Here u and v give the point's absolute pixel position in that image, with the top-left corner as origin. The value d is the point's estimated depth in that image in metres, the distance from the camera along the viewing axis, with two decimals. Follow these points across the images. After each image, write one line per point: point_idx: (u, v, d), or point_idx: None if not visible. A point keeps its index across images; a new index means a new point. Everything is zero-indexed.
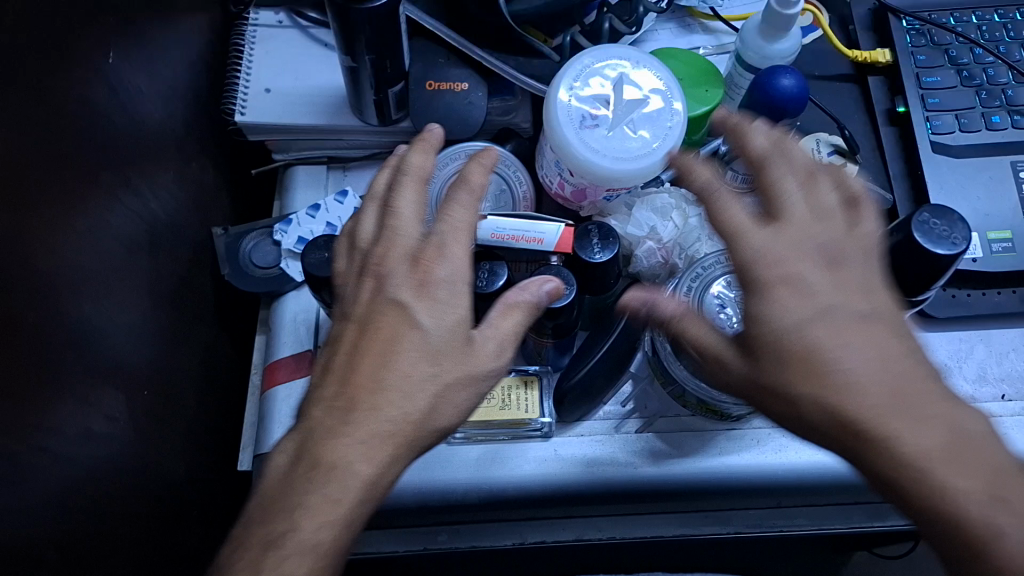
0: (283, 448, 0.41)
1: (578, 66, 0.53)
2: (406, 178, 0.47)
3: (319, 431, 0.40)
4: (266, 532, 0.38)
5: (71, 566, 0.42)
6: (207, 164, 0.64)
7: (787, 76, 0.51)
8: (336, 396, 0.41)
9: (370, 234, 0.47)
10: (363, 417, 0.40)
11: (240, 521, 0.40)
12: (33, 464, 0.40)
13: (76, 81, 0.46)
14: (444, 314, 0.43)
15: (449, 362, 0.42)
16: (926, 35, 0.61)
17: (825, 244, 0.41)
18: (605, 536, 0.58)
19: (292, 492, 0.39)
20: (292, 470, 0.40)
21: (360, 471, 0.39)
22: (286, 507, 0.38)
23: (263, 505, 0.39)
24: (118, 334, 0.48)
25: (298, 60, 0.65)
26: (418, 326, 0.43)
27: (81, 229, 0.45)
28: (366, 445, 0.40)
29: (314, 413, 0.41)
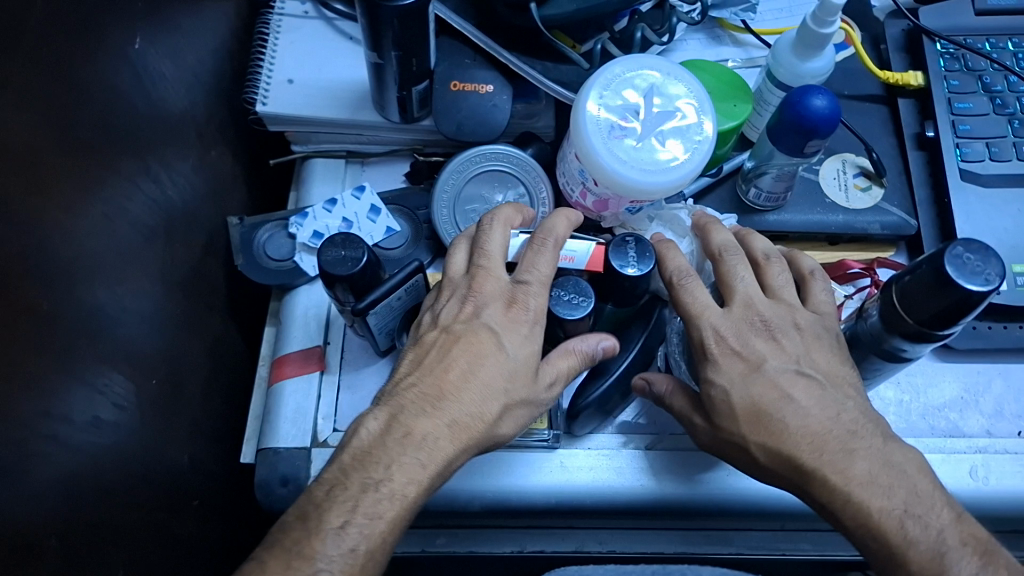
0: (375, 414, 0.46)
1: (608, 75, 0.52)
2: (495, 223, 0.52)
3: (412, 407, 0.46)
4: (364, 476, 0.43)
5: (72, 554, 0.42)
6: (226, 153, 0.63)
7: (820, 96, 0.49)
8: (426, 385, 0.47)
9: (461, 267, 0.52)
10: (451, 406, 0.46)
11: (332, 464, 0.45)
12: (41, 451, 0.40)
13: (102, 65, 0.46)
14: (522, 343, 0.48)
15: (524, 379, 0.48)
16: (960, 60, 0.60)
17: (773, 320, 0.48)
18: (604, 549, 0.56)
19: (386, 450, 0.44)
20: (386, 434, 0.45)
21: (444, 447, 0.45)
22: (382, 460, 0.44)
23: (357, 456, 0.44)
24: (129, 321, 0.48)
25: (322, 52, 0.64)
26: (500, 342, 0.48)
27: (98, 216, 0.45)
28: (450, 427, 0.45)
29: (404, 393, 0.47)
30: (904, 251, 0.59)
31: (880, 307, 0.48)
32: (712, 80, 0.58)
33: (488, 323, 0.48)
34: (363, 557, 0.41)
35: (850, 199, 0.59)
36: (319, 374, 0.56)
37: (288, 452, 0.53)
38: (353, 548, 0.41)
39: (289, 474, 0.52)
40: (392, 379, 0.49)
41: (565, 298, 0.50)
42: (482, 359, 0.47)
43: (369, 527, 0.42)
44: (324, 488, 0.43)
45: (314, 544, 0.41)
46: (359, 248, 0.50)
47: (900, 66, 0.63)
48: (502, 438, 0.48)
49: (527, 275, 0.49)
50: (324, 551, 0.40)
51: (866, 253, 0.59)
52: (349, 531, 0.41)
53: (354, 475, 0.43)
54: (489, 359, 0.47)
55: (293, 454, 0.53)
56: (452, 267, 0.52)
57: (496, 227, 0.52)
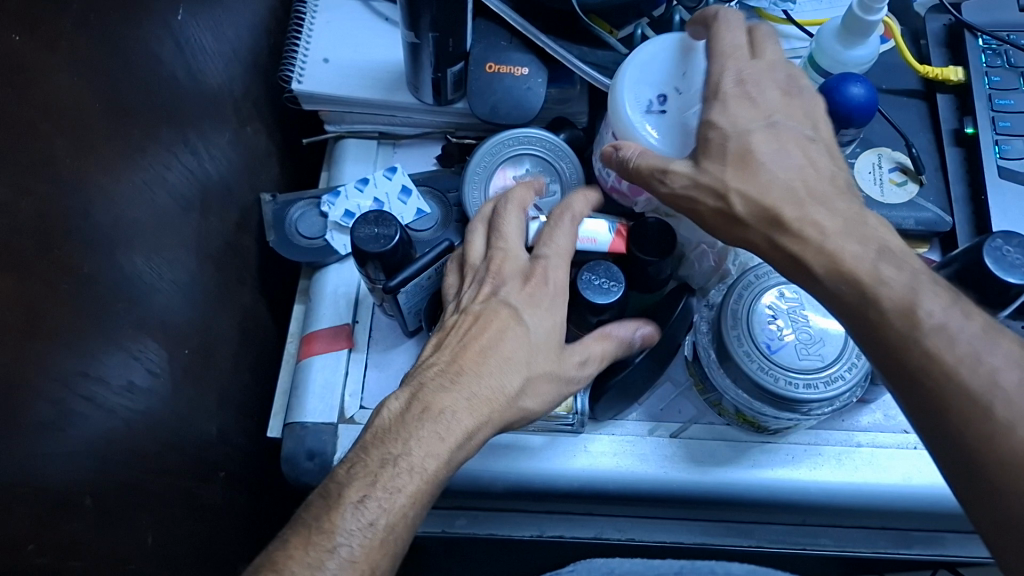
0: (397, 395, 0.46)
1: (685, 68, 0.51)
2: (508, 205, 0.52)
3: (431, 384, 0.46)
4: (383, 453, 0.43)
5: (103, 513, 0.43)
6: (261, 129, 0.64)
7: (857, 84, 0.50)
8: (447, 365, 0.47)
9: (480, 253, 0.52)
10: (469, 380, 0.46)
11: (353, 446, 0.45)
12: (80, 410, 0.40)
13: (147, 35, 0.46)
14: (543, 317, 0.49)
15: (550, 356, 0.48)
16: (1003, 56, 0.60)
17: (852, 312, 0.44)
18: (623, 537, 0.57)
19: (405, 426, 0.44)
20: (404, 411, 0.45)
21: (464, 422, 0.45)
22: (400, 436, 0.44)
23: (377, 434, 0.44)
24: (164, 289, 0.49)
25: (359, 32, 0.64)
26: (520, 319, 0.49)
27: (137, 184, 0.45)
28: (471, 402, 0.45)
29: (425, 371, 0.47)
30: (938, 248, 0.58)
31: None
32: None
33: (508, 300, 0.49)
34: (383, 531, 0.41)
35: (885, 193, 0.58)
36: (347, 352, 0.56)
37: (315, 427, 0.53)
38: (372, 522, 0.41)
39: (314, 449, 0.52)
40: (418, 361, 0.49)
41: (596, 283, 0.49)
42: (503, 338, 0.48)
43: (388, 501, 0.42)
44: (345, 466, 0.43)
45: (333, 519, 0.41)
46: (392, 226, 0.51)
47: (940, 60, 0.63)
48: (529, 412, 0.48)
49: (544, 250, 0.50)
50: (344, 526, 0.41)
51: None
52: (368, 506, 0.41)
53: (373, 452, 0.43)
54: (509, 336, 0.48)
55: (319, 429, 0.53)
56: (471, 253, 0.52)
57: (511, 209, 0.52)
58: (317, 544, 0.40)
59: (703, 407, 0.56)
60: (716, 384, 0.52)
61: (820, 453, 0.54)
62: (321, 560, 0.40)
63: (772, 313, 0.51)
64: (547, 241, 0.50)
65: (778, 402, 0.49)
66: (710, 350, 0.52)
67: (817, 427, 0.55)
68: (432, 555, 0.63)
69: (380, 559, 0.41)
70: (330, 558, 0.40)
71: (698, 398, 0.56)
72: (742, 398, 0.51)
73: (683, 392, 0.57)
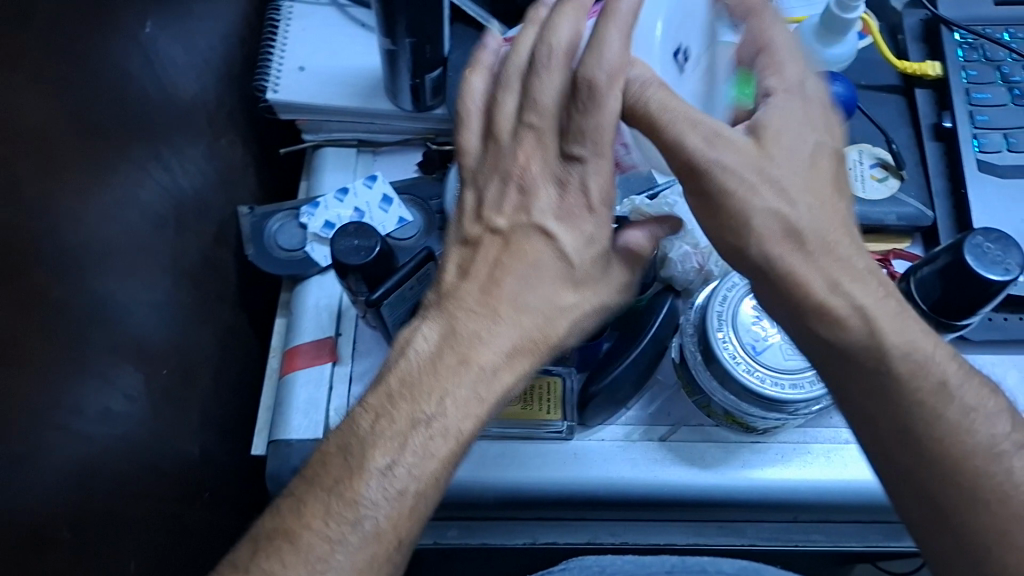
0: (427, 331, 0.41)
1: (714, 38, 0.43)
2: (553, 58, 0.42)
3: (467, 328, 0.40)
4: (413, 411, 0.38)
5: (83, 543, 0.42)
6: (237, 140, 0.63)
7: (833, 83, 0.51)
8: (478, 298, 0.42)
9: (510, 116, 0.45)
10: (508, 324, 0.41)
11: (374, 389, 0.40)
12: (55, 440, 0.39)
13: (115, 51, 0.45)
14: (583, 245, 0.43)
15: (590, 287, 0.44)
16: (979, 50, 0.60)
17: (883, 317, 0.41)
18: (617, 541, 0.56)
19: (437, 378, 0.39)
20: (436, 358, 0.40)
21: (503, 378, 0.40)
22: (433, 390, 0.39)
23: (406, 381, 0.39)
24: (139, 310, 0.47)
25: (335, 39, 0.63)
26: (554, 241, 0.43)
27: (108, 204, 0.44)
28: (512, 350, 0.41)
29: (457, 302, 0.42)
30: (920, 243, 0.58)
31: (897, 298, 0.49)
32: None
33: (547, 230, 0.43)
34: (413, 498, 0.37)
35: (867, 189, 0.58)
36: (331, 365, 0.55)
37: (301, 444, 0.52)
38: (401, 492, 0.37)
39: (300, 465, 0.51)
40: (438, 285, 0.44)
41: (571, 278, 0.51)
42: (538, 267, 0.42)
43: (420, 467, 0.38)
44: (369, 417, 0.39)
45: (356, 486, 0.36)
46: (372, 238, 0.50)
47: (917, 55, 0.63)
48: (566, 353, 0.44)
49: (583, 150, 0.43)
50: (367, 496, 0.36)
51: (882, 244, 0.58)
52: (396, 473, 0.37)
53: (402, 407, 0.38)
54: (546, 267, 0.43)
55: (305, 445, 0.52)
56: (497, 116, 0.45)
57: (553, 58, 0.42)
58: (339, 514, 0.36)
59: (691, 409, 0.56)
60: (704, 387, 0.52)
61: (810, 451, 0.54)
62: (342, 533, 0.36)
63: (757, 315, 0.51)
64: (578, 134, 0.42)
65: (765, 404, 0.49)
66: (695, 352, 0.52)
67: (805, 424, 0.55)
68: (424, 566, 0.62)
69: (409, 529, 0.37)
70: (353, 532, 0.36)
71: (688, 401, 0.56)
72: (730, 400, 0.51)
73: (673, 395, 0.57)
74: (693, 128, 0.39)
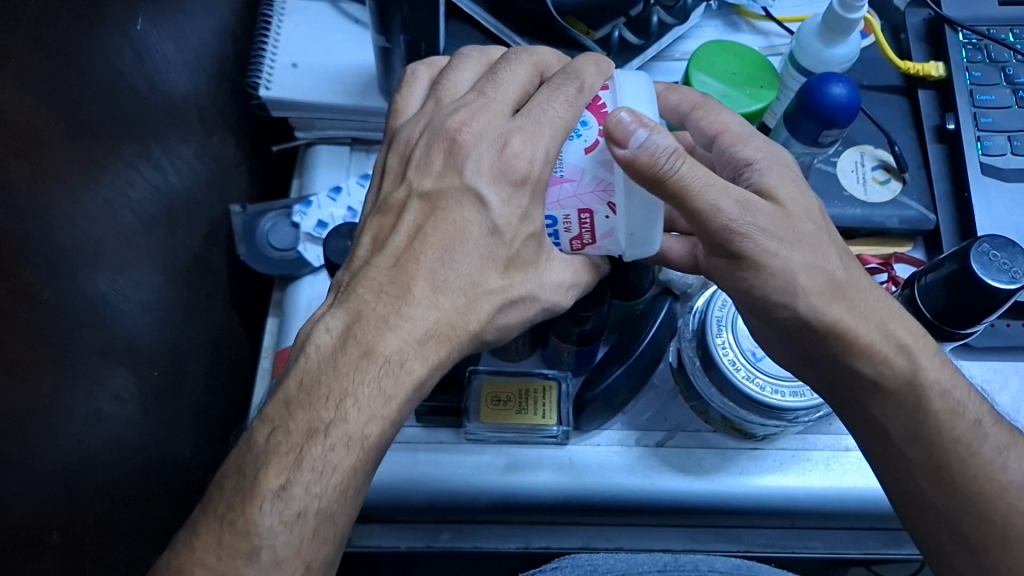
0: (329, 324, 0.39)
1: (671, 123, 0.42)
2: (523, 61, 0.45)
3: (371, 319, 0.39)
4: (311, 420, 0.37)
5: (71, 549, 0.41)
6: (229, 138, 0.62)
7: (839, 84, 0.49)
8: (391, 276, 0.40)
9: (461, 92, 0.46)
10: (413, 313, 0.39)
11: (275, 399, 0.38)
12: (45, 446, 0.39)
13: (106, 47, 0.44)
14: (512, 211, 0.41)
15: (521, 271, 0.42)
16: (983, 51, 0.59)
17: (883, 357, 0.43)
18: (612, 547, 0.55)
19: (338, 379, 0.37)
20: (342, 350, 0.38)
21: (413, 370, 0.38)
22: (332, 395, 0.37)
23: (304, 386, 0.38)
24: (130, 310, 0.47)
25: (328, 36, 0.62)
26: (485, 205, 0.41)
27: (98, 203, 0.43)
28: (425, 340, 0.39)
29: (367, 287, 0.40)
30: (922, 246, 0.58)
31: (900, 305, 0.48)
32: (727, 73, 0.54)
33: (484, 194, 0.41)
34: (314, 518, 0.36)
35: (868, 192, 0.57)
36: None
37: None
38: (299, 513, 0.35)
39: None
40: (354, 264, 0.42)
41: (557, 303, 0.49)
42: (465, 242, 0.41)
43: (318, 482, 0.36)
44: (266, 431, 0.37)
45: (249, 513, 0.35)
46: None
47: (920, 56, 0.62)
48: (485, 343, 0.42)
49: (535, 116, 0.41)
50: (262, 522, 0.35)
51: (883, 248, 0.57)
52: (293, 494, 0.35)
53: (299, 416, 0.37)
54: (470, 243, 0.41)
55: None
56: (455, 85, 0.46)
57: (524, 66, 0.45)
58: (241, 534, 0.35)
59: (688, 415, 0.55)
60: (702, 393, 0.51)
61: (809, 458, 0.53)
62: (236, 566, 0.35)
63: None
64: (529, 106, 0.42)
65: (765, 411, 0.48)
66: (694, 357, 0.51)
67: (805, 431, 0.54)
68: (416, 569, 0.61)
69: (315, 551, 0.36)
70: (248, 563, 0.35)
71: (686, 406, 0.55)
72: (728, 406, 0.50)
73: (669, 400, 0.56)
74: (714, 189, 0.40)
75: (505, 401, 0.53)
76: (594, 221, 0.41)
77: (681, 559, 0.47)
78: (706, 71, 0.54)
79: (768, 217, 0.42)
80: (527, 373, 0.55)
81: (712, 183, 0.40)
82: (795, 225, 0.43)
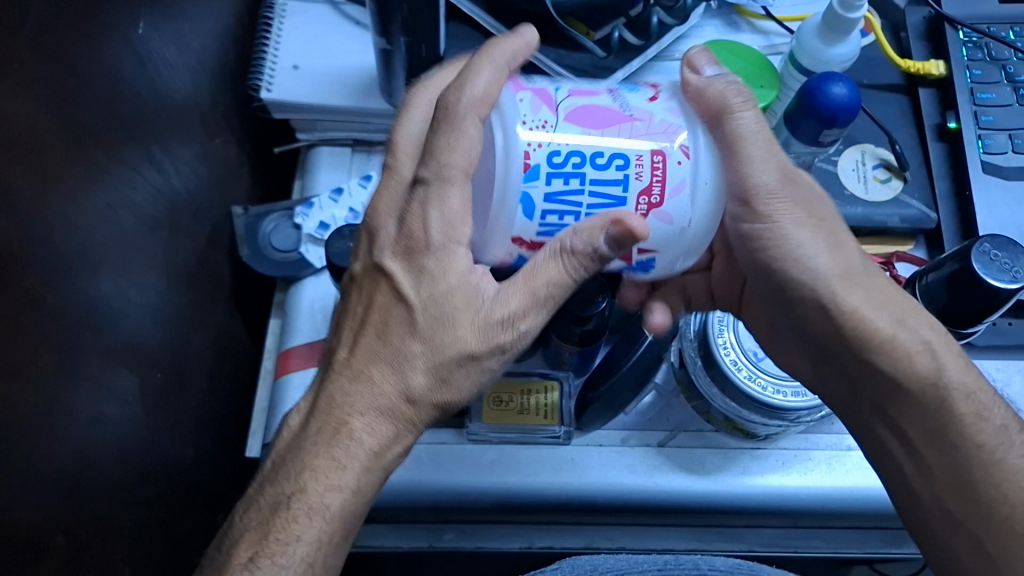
0: (300, 410, 0.42)
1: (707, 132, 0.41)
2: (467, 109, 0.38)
3: (325, 403, 0.40)
4: (276, 494, 0.39)
5: (76, 551, 0.41)
6: (231, 140, 0.62)
7: (839, 83, 0.49)
8: (345, 363, 0.41)
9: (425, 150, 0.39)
10: (358, 392, 0.40)
11: (256, 480, 0.42)
12: (49, 449, 0.39)
13: (108, 51, 0.44)
14: (438, 283, 0.39)
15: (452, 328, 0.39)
16: (983, 49, 0.59)
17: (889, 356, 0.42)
18: (614, 547, 0.55)
19: (300, 457, 0.40)
20: (304, 428, 0.41)
21: (364, 440, 0.39)
22: (295, 471, 0.39)
23: (277, 467, 0.40)
24: (133, 313, 0.47)
25: (328, 37, 0.63)
26: (400, 289, 0.40)
27: (101, 206, 0.44)
28: (376, 414, 0.40)
29: (327, 370, 0.42)
30: (923, 245, 0.58)
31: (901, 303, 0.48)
32: None
33: (383, 268, 0.40)
34: None
35: (869, 191, 0.57)
36: None
37: None
38: None
39: None
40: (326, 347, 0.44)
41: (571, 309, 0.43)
42: (388, 323, 0.40)
43: (284, 553, 0.38)
44: (244, 509, 0.41)
45: None
46: None
47: (920, 54, 0.62)
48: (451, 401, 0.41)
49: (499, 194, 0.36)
50: None
51: (884, 247, 0.57)
52: (260, 565, 0.38)
53: (268, 493, 0.40)
54: (393, 324, 0.40)
55: None
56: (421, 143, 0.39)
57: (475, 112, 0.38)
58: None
59: (690, 414, 0.55)
60: (703, 393, 0.51)
61: (812, 457, 0.53)
62: None
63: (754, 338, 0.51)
64: (429, 157, 0.39)
65: (767, 410, 0.48)
66: (695, 356, 0.52)
67: (807, 430, 0.54)
68: (419, 569, 0.62)
69: None
70: None
71: (687, 405, 0.55)
72: (730, 406, 0.50)
73: (671, 399, 0.56)
74: (767, 147, 0.42)
75: (507, 401, 0.53)
76: (667, 170, 0.37)
77: (681, 558, 0.46)
78: None
79: (801, 193, 0.43)
80: (528, 373, 0.55)
81: (767, 146, 0.42)
82: (822, 212, 0.44)
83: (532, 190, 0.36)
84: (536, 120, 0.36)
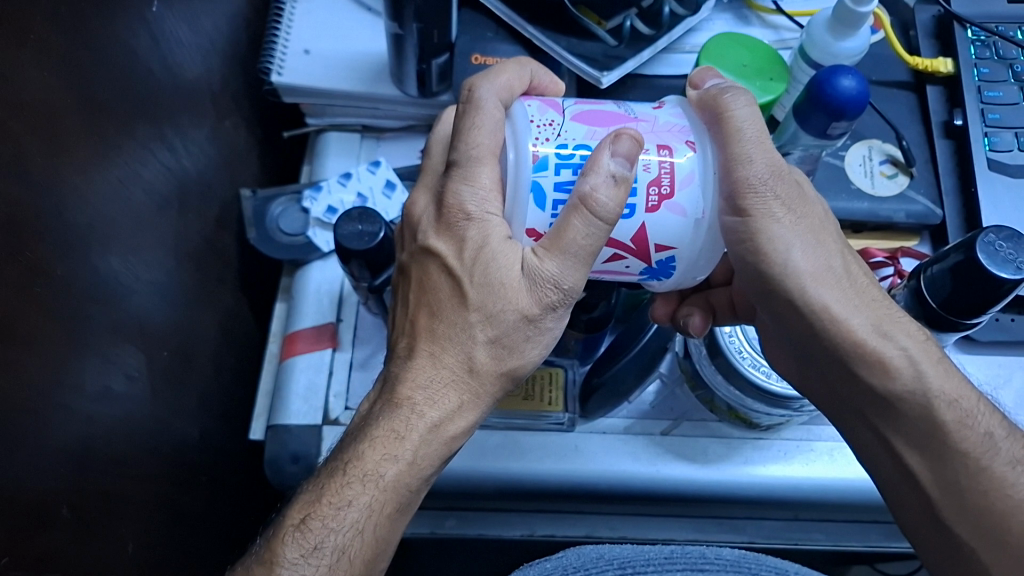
0: (370, 392, 0.43)
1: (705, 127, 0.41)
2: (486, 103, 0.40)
3: (393, 380, 0.41)
4: (335, 463, 0.39)
5: (81, 524, 0.41)
6: (241, 123, 0.62)
7: (848, 76, 0.49)
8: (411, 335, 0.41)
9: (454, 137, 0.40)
10: (422, 364, 0.40)
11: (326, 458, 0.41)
12: (56, 421, 0.39)
13: (123, 27, 0.44)
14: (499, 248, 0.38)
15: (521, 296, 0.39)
16: (991, 48, 0.60)
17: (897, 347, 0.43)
18: (616, 536, 0.56)
19: (365, 428, 0.40)
20: (372, 406, 0.41)
21: (429, 413, 0.39)
22: (358, 439, 0.39)
23: (344, 439, 0.41)
24: (140, 290, 0.47)
25: (340, 23, 0.63)
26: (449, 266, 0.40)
27: (113, 182, 0.44)
28: (438, 386, 0.39)
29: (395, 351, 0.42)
30: (927, 241, 0.58)
31: (906, 296, 0.49)
32: (738, 65, 0.55)
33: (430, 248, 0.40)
34: (331, 555, 0.37)
35: (876, 186, 0.58)
36: (331, 351, 0.54)
37: (298, 430, 0.51)
38: (316, 546, 0.37)
39: (299, 451, 0.51)
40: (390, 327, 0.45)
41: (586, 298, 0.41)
42: (444, 296, 0.40)
43: (337, 517, 0.38)
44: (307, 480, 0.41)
45: (277, 548, 0.38)
46: (376, 224, 0.50)
47: (929, 52, 0.62)
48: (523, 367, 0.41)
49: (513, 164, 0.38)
50: (284, 556, 0.37)
51: (889, 241, 0.58)
52: (311, 527, 0.37)
53: (329, 463, 0.40)
54: (450, 298, 0.40)
55: (303, 431, 0.51)
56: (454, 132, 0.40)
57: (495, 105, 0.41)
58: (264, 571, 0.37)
59: (693, 404, 0.55)
60: (707, 381, 0.52)
61: (814, 448, 0.53)
62: None
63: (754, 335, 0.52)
64: (458, 140, 0.40)
65: (770, 399, 0.49)
66: (701, 347, 0.53)
67: (810, 422, 0.55)
68: (418, 556, 0.62)
69: None
70: None
71: (691, 395, 0.55)
72: (733, 394, 0.50)
73: (674, 389, 0.56)
74: (760, 145, 0.40)
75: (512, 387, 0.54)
76: (673, 165, 0.37)
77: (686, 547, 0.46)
78: (716, 63, 0.55)
79: (788, 190, 0.41)
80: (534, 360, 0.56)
81: (762, 141, 0.40)
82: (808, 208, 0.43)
83: (542, 179, 0.37)
84: (543, 120, 0.38)
